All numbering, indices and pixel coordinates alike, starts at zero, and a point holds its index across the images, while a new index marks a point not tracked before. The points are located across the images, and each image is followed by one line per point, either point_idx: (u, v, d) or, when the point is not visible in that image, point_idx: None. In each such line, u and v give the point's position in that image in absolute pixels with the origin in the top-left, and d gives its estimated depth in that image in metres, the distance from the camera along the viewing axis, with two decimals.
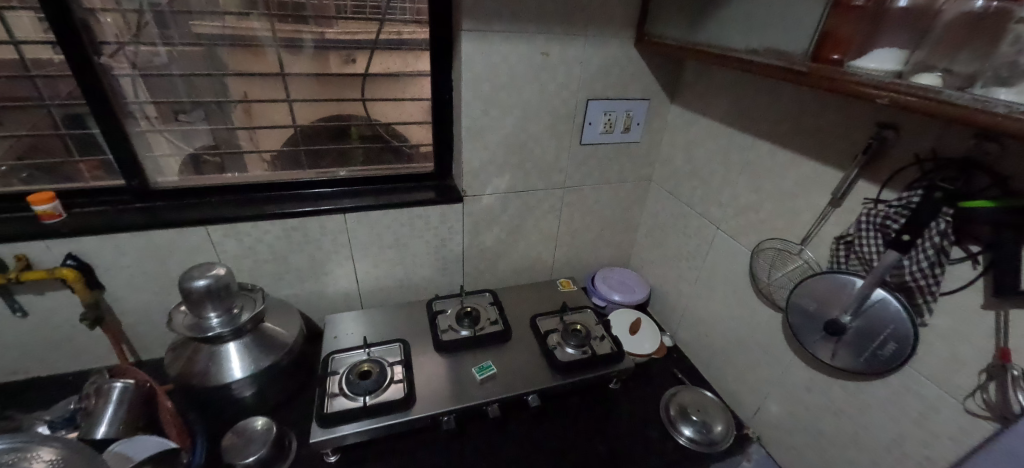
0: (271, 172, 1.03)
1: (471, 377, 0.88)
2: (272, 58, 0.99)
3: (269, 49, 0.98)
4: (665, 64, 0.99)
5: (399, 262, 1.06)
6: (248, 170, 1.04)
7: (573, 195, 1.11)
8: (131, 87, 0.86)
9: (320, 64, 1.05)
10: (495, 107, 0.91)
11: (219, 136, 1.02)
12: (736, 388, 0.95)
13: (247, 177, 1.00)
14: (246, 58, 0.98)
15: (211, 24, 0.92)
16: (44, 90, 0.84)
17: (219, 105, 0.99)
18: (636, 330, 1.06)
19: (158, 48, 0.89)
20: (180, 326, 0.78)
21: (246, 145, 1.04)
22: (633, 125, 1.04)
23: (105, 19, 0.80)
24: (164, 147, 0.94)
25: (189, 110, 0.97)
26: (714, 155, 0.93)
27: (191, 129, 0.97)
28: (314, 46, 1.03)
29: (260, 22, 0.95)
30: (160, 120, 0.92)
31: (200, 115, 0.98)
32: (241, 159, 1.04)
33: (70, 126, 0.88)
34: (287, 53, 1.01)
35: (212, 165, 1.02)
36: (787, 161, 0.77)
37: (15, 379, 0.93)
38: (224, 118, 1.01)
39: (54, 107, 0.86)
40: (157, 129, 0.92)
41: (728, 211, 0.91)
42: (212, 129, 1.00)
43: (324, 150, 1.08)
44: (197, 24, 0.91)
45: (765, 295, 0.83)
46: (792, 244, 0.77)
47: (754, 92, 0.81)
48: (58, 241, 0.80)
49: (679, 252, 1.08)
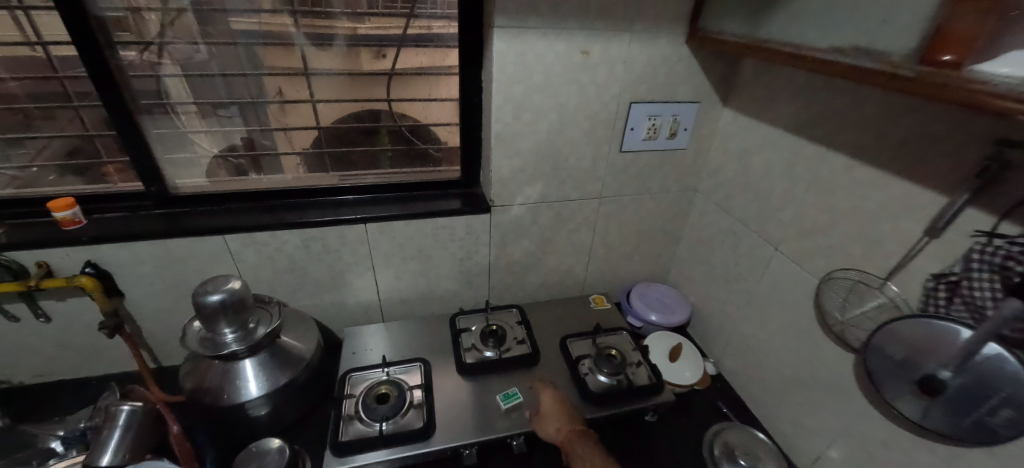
0: (300, 177, 1.00)
1: (495, 405, 0.81)
2: (297, 56, 0.94)
3: (297, 45, 0.94)
4: (721, 63, 0.88)
5: (422, 274, 1.00)
6: (283, 170, 1.02)
7: (610, 205, 1.01)
8: (178, 86, 0.88)
9: (352, 61, 0.98)
10: (528, 111, 0.83)
11: (255, 136, 1.00)
12: (791, 430, 0.85)
13: (276, 179, 0.98)
14: (280, 54, 0.95)
15: (244, 21, 0.89)
16: (72, 90, 0.84)
17: (254, 103, 0.95)
18: (677, 357, 0.96)
19: (199, 45, 0.89)
20: (193, 341, 0.75)
21: (282, 146, 1.02)
22: (680, 130, 0.94)
23: (149, 17, 0.82)
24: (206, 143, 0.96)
25: (227, 105, 0.94)
26: (775, 167, 0.82)
27: (230, 128, 0.96)
28: (348, 43, 0.96)
29: (291, 19, 0.91)
30: (199, 115, 0.93)
31: (236, 111, 0.95)
32: (276, 159, 1.02)
33: (98, 128, 0.87)
34: (316, 49, 0.95)
35: (247, 165, 1.01)
36: (870, 179, 0.65)
37: (42, 382, 0.93)
38: (259, 116, 0.98)
39: (83, 109, 0.85)
40: (198, 127, 0.93)
41: (791, 232, 0.80)
42: (248, 130, 0.98)
43: (350, 153, 1.05)
44: (235, 21, 0.89)
45: (834, 333, 0.72)
46: (873, 277, 0.65)
47: (829, 98, 0.70)
48: (78, 248, 0.78)
49: (727, 271, 0.97)
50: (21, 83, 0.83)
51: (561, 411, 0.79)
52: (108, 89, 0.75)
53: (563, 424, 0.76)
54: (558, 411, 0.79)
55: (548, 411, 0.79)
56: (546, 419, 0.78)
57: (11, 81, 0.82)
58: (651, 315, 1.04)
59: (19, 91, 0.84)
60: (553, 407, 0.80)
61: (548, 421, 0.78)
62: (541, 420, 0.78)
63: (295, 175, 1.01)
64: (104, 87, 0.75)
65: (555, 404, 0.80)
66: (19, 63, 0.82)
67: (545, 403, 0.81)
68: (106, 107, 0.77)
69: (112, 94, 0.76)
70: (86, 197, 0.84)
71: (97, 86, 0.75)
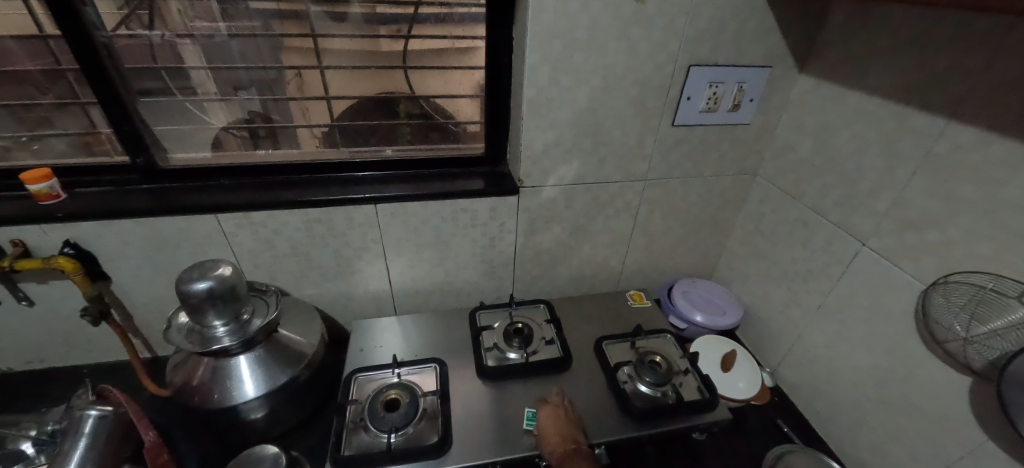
0: (320, 151, 0.89)
1: (520, 416, 0.70)
2: (308, 28, 0.86)
3: (310, 19, 0.86)
4: (803, 17, 0.72)
5: (439, 263, 0.89)
6: (299, 147, 0.90)
7: (656, 189, 0.88)
8: (195, 55, 0.83)
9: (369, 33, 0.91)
10: (567, 73, 0.70)
11: (271, 107, 0.89)
12: (871, 459, 0.71)
13: (293, 154, 0.87)
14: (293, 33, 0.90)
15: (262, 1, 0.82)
16: (59, 53, 0.74)
17: (271, 79, 0.89)
18: (730, 366, 0.83)
19: (219, 27, 0.82)
20: (179, 335, 0.65)
21: (298, 120, 0.91)
22: (745, 101, 0.79)
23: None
24: (222, 115, 0.87)
25: (247, 86, 0.88)
26: (868, 144, 0.67)
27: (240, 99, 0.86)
28: (365, 15, 0.89)
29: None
30: (219, 94, 0.86)
31: (256, 91, 0.89)
32: (293, 134, 0.90)
33: (87, 95, 0.78)
34: (330, 22, 0.88)
35: (265, 142, 0.90)
36: (1017, 157, 0.50)
37: (30, 369, 0.86)
38: (277, 92, 0.90)
39: (70, 72, 0.75)
40: (214, 98, 0.85)
41: (887, 223, 0.66)
42: (263, 101, 0.88)
43: (375, 127, 0.93)
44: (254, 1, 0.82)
45: (946, 350, 0.58)
46: (1012, 284, 0.51)
47: (956, 55, 0.55)
48: (56, 226, 0.69)
49: (792, 269, 0.83)
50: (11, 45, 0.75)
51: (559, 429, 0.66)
52: (83, 49, 0.65)
53: (559, 444, 0.63)
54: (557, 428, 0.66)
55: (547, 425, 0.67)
56: (547, 441, 0.64)
57: (9, 40, 0.74)
58: (698, 316, 0.91)
59: (17, 50, 0.75)
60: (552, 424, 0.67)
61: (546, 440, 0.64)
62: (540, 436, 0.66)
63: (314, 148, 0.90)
64: (76, 45, 0.65)
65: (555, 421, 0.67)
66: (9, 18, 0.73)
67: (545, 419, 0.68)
68: (84, 69, 0.66)
69: (86, 53, 0.65)
70: (67, 169, 0.75)
71: (72, 49, 0.65)
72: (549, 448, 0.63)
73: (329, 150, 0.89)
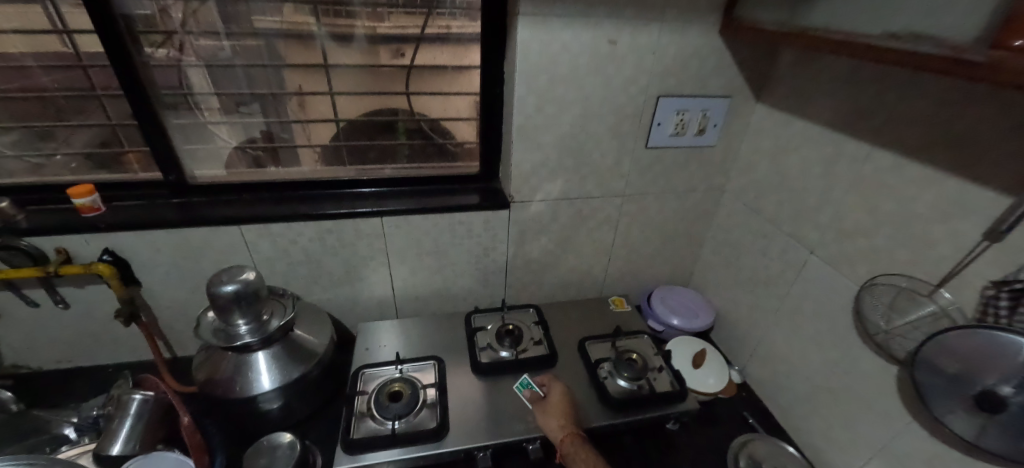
0: (316, 170, 0.97)
1: (510, 408, 0.78)
2: (318, 50, 0.94)
3: (317, 40, 0.93)
4: (756, 55, 0.83)
5: (437, 271, 0.98)
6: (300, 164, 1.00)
7: (633, 204, 0.98)
8: (200, 77, 0.87)
9: (369, 57, 0.98)
10: (551, 103, 0.80)
11: (273, 130, 0.98)
12: (824, 445, 0.80)
13: (295, 172, 0.96)
14: (298, 50, 0.93)
15: (267, 18, 0.88)
16: (95, 81, 0.82)
17: (274, 97, 0.96)
18: (700, 364, 0.92)
19: (221, 41, 0.88)
20: (207, 332, 0.74)
21: (298, 138, 1.00)
22: (709, 126, 0.90)
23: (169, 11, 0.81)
24: (226, 137, 0.94)
25: (248, 102, 0.95)
26: (812, 166, 0.78)
27: (250, 121, 0.95)
28: (367, 39, 0.96)
29: (312, 15, 0.90)
30: (222, 111, 0.92)
31: (258, 107, 0.96)
32: (295, 153, 1.00)
33: (121, 118, 0.86)
34: (335, 44, 0.95)
35: (263, 159, 0.98)
36: (923, 178, 0.60)
37: (58, 368, 0.93)
38: (279, 111, 0.97)
39: (106, 98, 0.84)
40: (218, 120, 0.92)
41: (829, 234, 0.75)
42: (266, 122, 0.97)
43: (369, 146, 1.02)
44: (257, 19, 0.88)
45: (876, 343, 0.67)
46: (922, 284, 0.61)
47: (874, 92, 0.66)
48: (96, 235, 0.78)
49: (755, 275, 0.93)
50: (41, 71, 0.82)
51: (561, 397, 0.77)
52: (129, 79, 0.75)
53: (556, 414, 0.74)
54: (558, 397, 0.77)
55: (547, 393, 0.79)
56: (546, 413, 0.75)
57: (39, 70, 0.82)
58: (674, 319, 1.00)
59: (46, 79, 0.83)
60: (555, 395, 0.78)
61: (547, 413, 0.75)
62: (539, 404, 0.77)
63: (311, 167, 0.99)
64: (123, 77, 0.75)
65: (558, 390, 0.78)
66: (41, 50, 0.81)
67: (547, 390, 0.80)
68: (128, 97, 0.77)
69: (129, 80, 0.75)
70: (107, 185, 0.84)
71: (120, 80, 0.75)
72: (546, 416, 0.75)
73: (325, 169, 0.98)
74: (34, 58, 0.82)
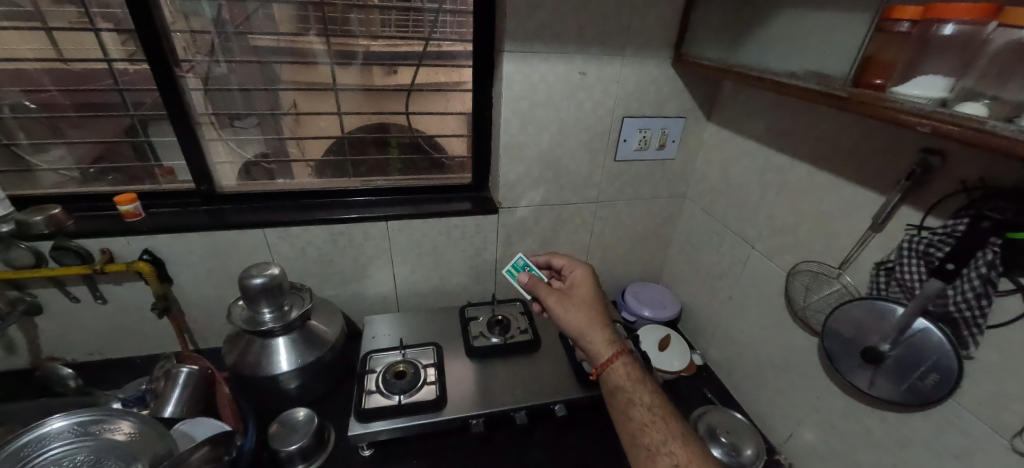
0: (320, 181, 1.09)
1: (499, 385, 0.91)
2: (323, 72, 1.05)
3: (319, 63, 1.04)
4: (704, 83, 1.00)
5: (435, 269, 1.10)
6: (295, 176, 1.10)
7: (606, 209, 1.12)
8: (201, 100, 0.95)
9: (365, 77, 1.09)
10: (532, 123, 0.94)
11: (271, 145, 1.08)
12: (769, 413, 0.93)
13: (302, 184, 1.07)
14: (300, 70, 1.05)
15: (267, 38, 0.98)
16: (130, 100, 0.94)
17: (274, 116, 1.05)
18: (665, 347, 1.06)
19: (220, 62, 0.96)
20: (237, 319, 0.85)
21: (294, 153, 1.09)
22: (668, 142, 1.05)
23: (184, 39, 0.89)
24: (223, 154, 1.02)
25: (243, 117, 1.02)
26: (750, 175, 0.93)
27: (244, 137, 1.03)
28: (362, 61, 1.06)
29: (317, 39, 1.01)
30: (216, 125, 0.99)
31: (253, 122, 1.04)
32: (290, 168, 1.09)
33: (145, 133, 0.98)
34: (339, 67, 1.05)
35: (267, 173, 1.08)
36: (826, 183, 0.76)
37: (92, 360, 1.03)
38: (277, 128, 1.07)
39: (137, 116, 0.96)
40: (218, 136, 1.00)
41: (764, 231, 0.90)
42: (264, 139, 1.06)
43: (366, 160, 1.14)
44: (257, 39, 0.98)
45: (801, 318, 0.81)
46: (829, 268, 0.75)
47: (792, 115, 0.81)
48: (137, 238, 0.89)
49: (712, 269, 1.08)
50: (64, 95, 0.93)
51: (595, 307, 0.81)
52: (175, 105, 0.88)
53: (584, 310, 0.80)
54: (592, 305, 0.81)
55: (576, 298, 0.82)
56: (572, 302, 0.81)
57: (55, 92, 0.92)
58: (644, 311, 1.14)
59: (64, 100, 0.94)
60: (585, 299, 0.82)
61: (572, 303, 0.81)
62: (571, 309, 0.80)
63: (309, 178, 1.10)
64: (172, 102, 0.87)
65: (590, 298, 0.82)
66: (62, 76, 0.92)
67: (575, 292, 0.84)
68: (172, 119, 0.89)
69: (173, 104, 0.88)
70: (144, 194, 0.96)
71: (166, 102, 0.87)
72: (571, 308, 0.80)
73: (330, 180, 1.10)
74: (53, 81, 0.93)
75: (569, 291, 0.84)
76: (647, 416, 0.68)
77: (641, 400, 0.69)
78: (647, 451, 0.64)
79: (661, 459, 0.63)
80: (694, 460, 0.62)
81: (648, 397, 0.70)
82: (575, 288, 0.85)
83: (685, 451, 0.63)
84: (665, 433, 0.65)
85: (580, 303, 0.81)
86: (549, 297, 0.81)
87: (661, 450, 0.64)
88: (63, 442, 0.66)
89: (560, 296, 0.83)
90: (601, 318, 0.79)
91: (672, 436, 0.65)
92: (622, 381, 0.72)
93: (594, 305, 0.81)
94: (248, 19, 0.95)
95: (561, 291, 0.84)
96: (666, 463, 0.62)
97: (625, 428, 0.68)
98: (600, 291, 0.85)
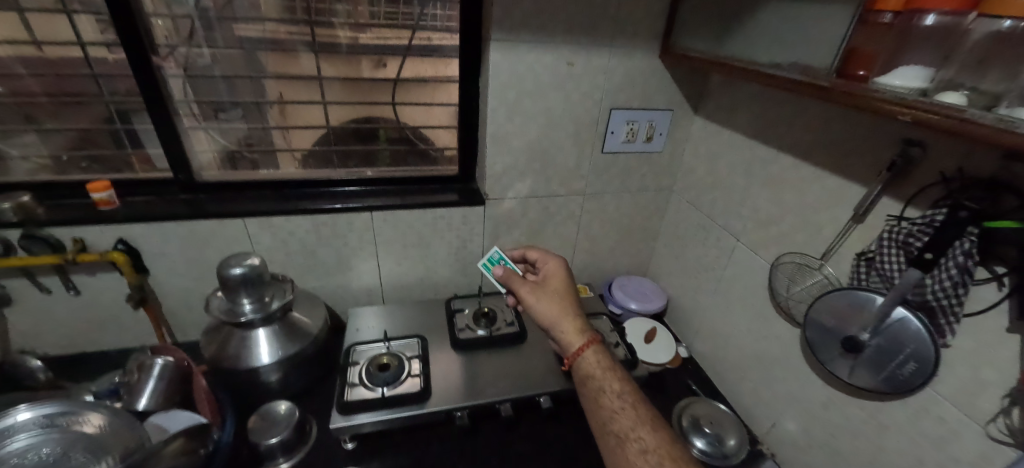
0: (303, 170, 1.06)
1: (485, 377, 0.90)
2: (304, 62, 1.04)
3: (297, 52, 1.03)
4: (692, 76, 1.00)
5: (421, 262, 1.09)
6: (280, 167, 1.07)
7: (594, 202, 1.12)
8: (180, 87, 0.91)
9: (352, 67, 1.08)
10: (519, 114, 0.94)
11: (254, 135, 1.05)
12: (752, 404, 0.94)
13: (285, 172, 1.04)
14: (280, 60, 1.03)
15: (253, 28, 0.97)
16: (105, 87, 0.92)
17: (258, 106, 1.03)
18: (651, 340, 1.06)
19: (204, 50, 0.95)
20: (215, 310, 0.83)
21: (279, 143, 1.08)
22: (656, 135, 1.05)
23: (160, 24, 0.86)
24: (204, 143, 0.98)
25: (227, 109, 1.00)
26: (735, 168, 0.94)
27: (228, 127, 1.00)
28: (348, 50, 1.04)
29: (297, 28, 0.99)
30: (201, 116, 0.97)
31: (237, 113, 1.02)
32: (275, 158, 1.07)
33: (120, 121, 0.95)
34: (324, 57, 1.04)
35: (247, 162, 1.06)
36: (810, 175, 0.76)
37: (66, 353, 1.00)
38: (262, 118, 1.05)
39: (112, 103, 0.94)
40: (200, 125, 0.96)
41: (749, 224, 0.91)
42: (248, 127, 1.04)
43: (353, 151, 1.13)
44: (241, 28, 0.96)
45: (784, 309, 0.82)
46: (812, 259, 0.76)
47: (778, 107, 0.81)
48: (112, 227, 0.86)
49: (698, 262, 1.08)
50: (36, 80, 0.90)
51: (568, 296, 0.81)
52: (152, 95, 0.84)
53: (555, 299, 0.80)
54: (564, 295, 0.80)
55: (550, 288, 0.82)
56: (546, 292, 0.81)
57: (27, 77, 0.90)
58: (631, 303, 1.14)
59: (36, 86, 0.91)
60: (559, 289, 0.82)
61: (545, 293, 0.81)
62: (543, 298, 0.80)
63: (294, 168, 1.07)
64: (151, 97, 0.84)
65: (563, 289, 0.82)
66: (33, 60, 0.89)
67: (549, 283, 0.83)
68: (149, 108, 0.85)
69: (146, 88, 0.83)
70: (119, 183, 0.93)
71: (143, 91, 0.83)
72: (543, 297, 0.80)
73: (314, 169, 1.07)
74: (24, 66, 0.90)
75: (541, 282, 0.84)
76: (617, 403, 0.67)
77: (611, 387, 0.69)
78: (619, 438, 0.64)
79: (630, 445, 0.63)
80: (664, 446, 0.62)
81: (618, 385, 0.69)
82: (547, 279, 0.85)
83: (654, 437, 0.63)
84: (635, 419, 0.65)
85: (552, 293, 0.81)
86: (522, 288, 0.81)
87: (631, 435, 0.64)
88: (27, 433, 0.65)
89: (534, 286, 0.83)
90: (572, 308, 0.79)
91: (642, 422, 0.65)
92: (592, 368, 0.71)
93: (566, 295, 0.81)
94: (232, 7, 0.94)
95: (534, 282, 0.84)
96: (635, 449, 0.62)
97: (596, 415, 0.68)
98: (574, 281, 0.84)
